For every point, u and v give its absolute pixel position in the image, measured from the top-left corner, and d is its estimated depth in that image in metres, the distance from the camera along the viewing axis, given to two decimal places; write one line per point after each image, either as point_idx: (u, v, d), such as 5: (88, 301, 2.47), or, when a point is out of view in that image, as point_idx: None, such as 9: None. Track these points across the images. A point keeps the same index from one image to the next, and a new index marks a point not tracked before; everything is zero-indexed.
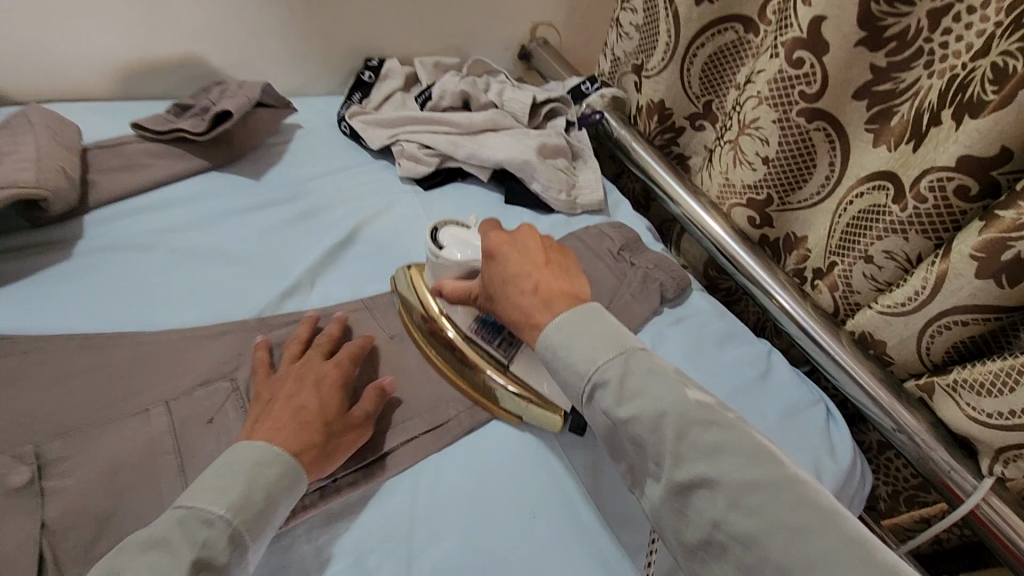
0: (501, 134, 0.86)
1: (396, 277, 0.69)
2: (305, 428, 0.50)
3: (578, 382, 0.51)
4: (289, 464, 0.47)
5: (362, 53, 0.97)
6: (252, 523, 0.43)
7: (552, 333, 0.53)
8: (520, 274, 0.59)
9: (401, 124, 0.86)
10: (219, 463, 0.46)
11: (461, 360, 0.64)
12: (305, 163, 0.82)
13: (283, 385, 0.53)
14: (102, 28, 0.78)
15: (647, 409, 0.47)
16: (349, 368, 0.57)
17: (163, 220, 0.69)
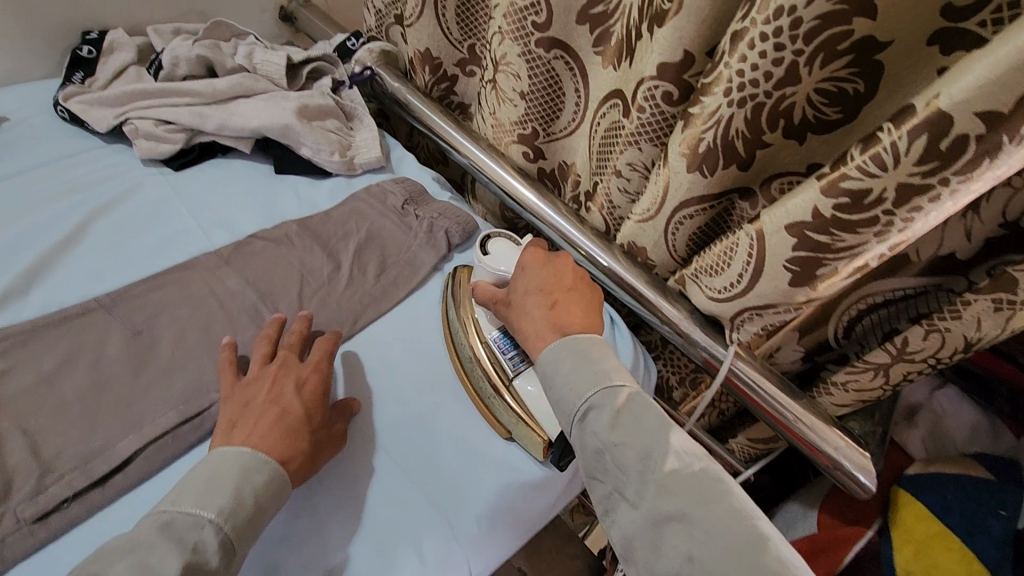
0: (253, 100, 0.79)
1: (449, 276, 0.74)
2: (292, 436, 0.52)
3: (575, 401, 0.54)
4: (272, 470, 0.49)
5: (77, 26, 0.84)
6: (243, 528, 0.46)
7: (549, 352, 0.58)
8: (544, 288, 0.63)
9: (132, 100, 0.76)
10: (202, 470, 0.48)
11: (473, 363, 0.65)
12: (13, 159, 0.70)
13: (261, 387, 0.55)
14: None
15: (637, 443, 0.51)
16: (322, 369, 0.59)
17: None
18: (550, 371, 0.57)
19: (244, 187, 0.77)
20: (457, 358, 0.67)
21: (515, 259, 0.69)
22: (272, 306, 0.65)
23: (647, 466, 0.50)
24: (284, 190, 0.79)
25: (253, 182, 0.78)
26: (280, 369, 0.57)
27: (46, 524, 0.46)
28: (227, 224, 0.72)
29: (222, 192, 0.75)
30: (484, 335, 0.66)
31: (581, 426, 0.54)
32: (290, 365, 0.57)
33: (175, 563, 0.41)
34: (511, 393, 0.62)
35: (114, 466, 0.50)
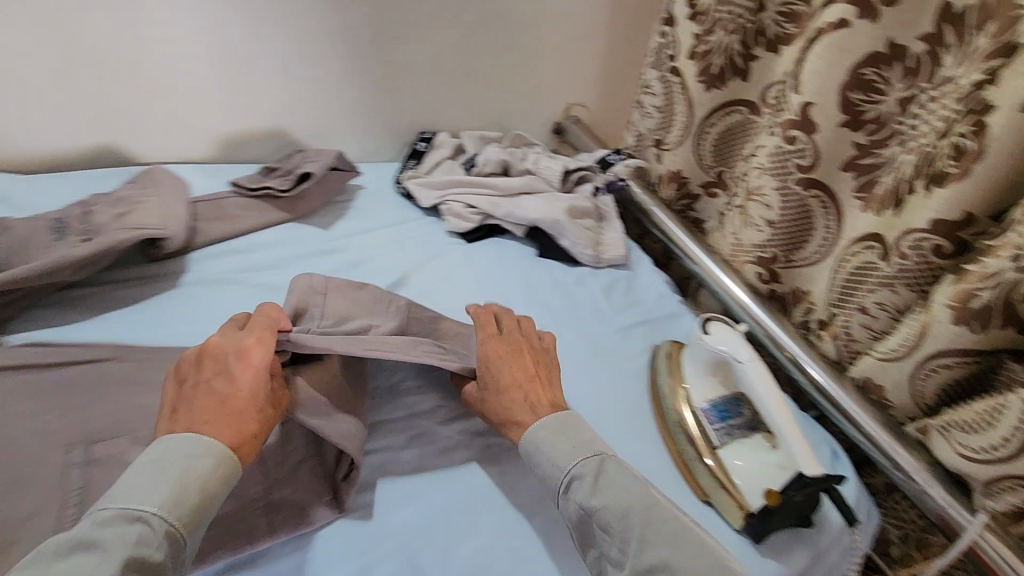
0: (535, 196, 0.98)
1: (660, 346, 0.85)
2: (237, 416, 0.54)
3: (557, 476, 0.58)
4: (221, 454, 0.52)
5: (418, 126, 1.13)
6: (187, 517, 0.48)
7: (535, 436, 0.61)
8: (514, 382, 0.65)
9: (450, 186, 1.01)
10: (148, 463, 0.50)
11: (680, 423, 0.73)
12: (367, 217, 0.96)
13: (243, 364, 0.56)
14: (212, 106, 0.96)
15: (616, 502, 0.55)
16: (268, 335, 0.59)
17: (250, 262, 0.82)
18: (538, 462, 0.60)
19: (516, 263, 0.95)
20: (663, 418, 0.75)
21: (738, 343, 0.71)
22: None
23: (589, 523, 0.56)
24: (544, 271, 0.95)
25: (520, 261, 0.96)
26: (197, 355, 0.57)
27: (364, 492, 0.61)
28: (501, 291, 0.89)
29: (501, 266, 0.93)
30: (694, 403, 0.74)
31: (562, 496, 0.57)
32: (233, 352, 0.56)
33: (114, 563, 0.43)
34: (714, 458, 0.69)
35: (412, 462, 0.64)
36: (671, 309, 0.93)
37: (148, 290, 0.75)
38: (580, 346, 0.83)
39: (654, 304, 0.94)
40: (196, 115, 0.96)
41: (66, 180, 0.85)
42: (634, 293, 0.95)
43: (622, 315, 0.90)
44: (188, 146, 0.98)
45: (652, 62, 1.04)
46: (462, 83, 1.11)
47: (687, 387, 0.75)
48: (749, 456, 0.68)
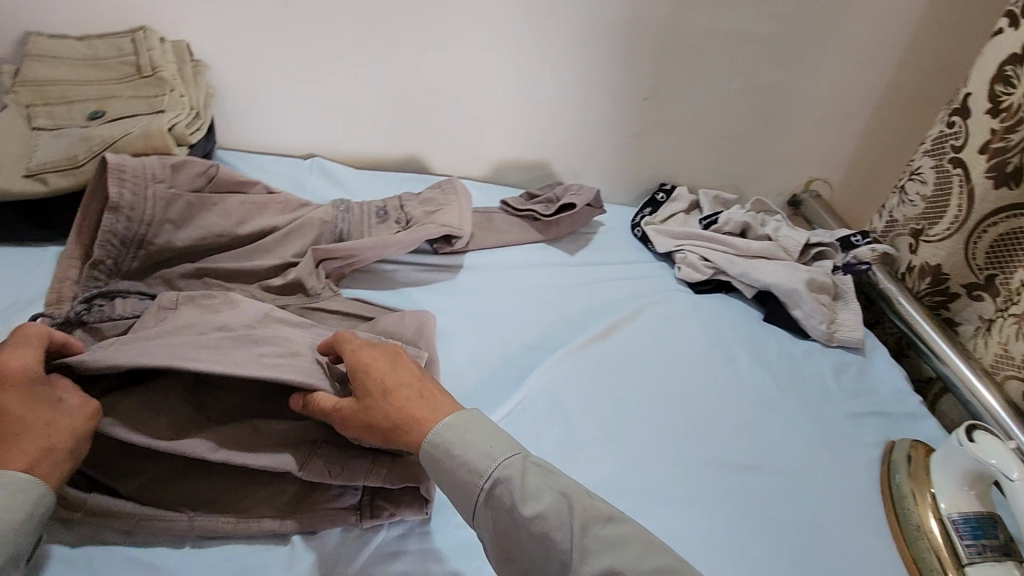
0: (773, 263, 0.98)
1: (895, 444, 0.79)
2: (17, 442, 0.48)
3: (476, 481, 0.51)
4: (19, 484, 0.46)
5: (659, 177, 1.19)
6: None
7: (437, 442, 0.53)
8: (401, 382, 0.58)
9: (686, 238, 1.04)
10: None
11: (921, 529, 0.69)
12: (606, 251, 1.04)
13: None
14: (494, 135, 1.09)
15: (553, 502, 0.50)
16: (27, 357, 0.53)
17: (508, 272, 0.93)
18: (428, 459, 0.54)
19: (742, 324, 0.96)
20: (897, 520, 0.71)
21: (1013, 462, 0.65)
22: (748, 425, 0.79)
23: (515, 528, 0.50)
24: (770, 337, 0.95)
25: (746, 322, 0.97)
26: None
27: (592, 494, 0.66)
28: (727, 346, 0.90)
29: (727, 325, 0.94)
30: (942, 514, 0.69)
31: (480, 511, 0.51)
32: None
33: None
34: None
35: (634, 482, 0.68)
36: (910, 407, 0.87)
37: (429, 279, 0.89)
38: (807, 420, 0.82)
39: (892, 398, 0.88)
40: (480, 141, 1.10)
41: (382, 180, 1.05)
42: (868, 381, 0.90)
43: (854, 401, 0.86)
44: (468, 166, 1.13)
45: (928, 150, 1.00)
46: (713, 145, 1.15)
47: (934, 493, 0.71)
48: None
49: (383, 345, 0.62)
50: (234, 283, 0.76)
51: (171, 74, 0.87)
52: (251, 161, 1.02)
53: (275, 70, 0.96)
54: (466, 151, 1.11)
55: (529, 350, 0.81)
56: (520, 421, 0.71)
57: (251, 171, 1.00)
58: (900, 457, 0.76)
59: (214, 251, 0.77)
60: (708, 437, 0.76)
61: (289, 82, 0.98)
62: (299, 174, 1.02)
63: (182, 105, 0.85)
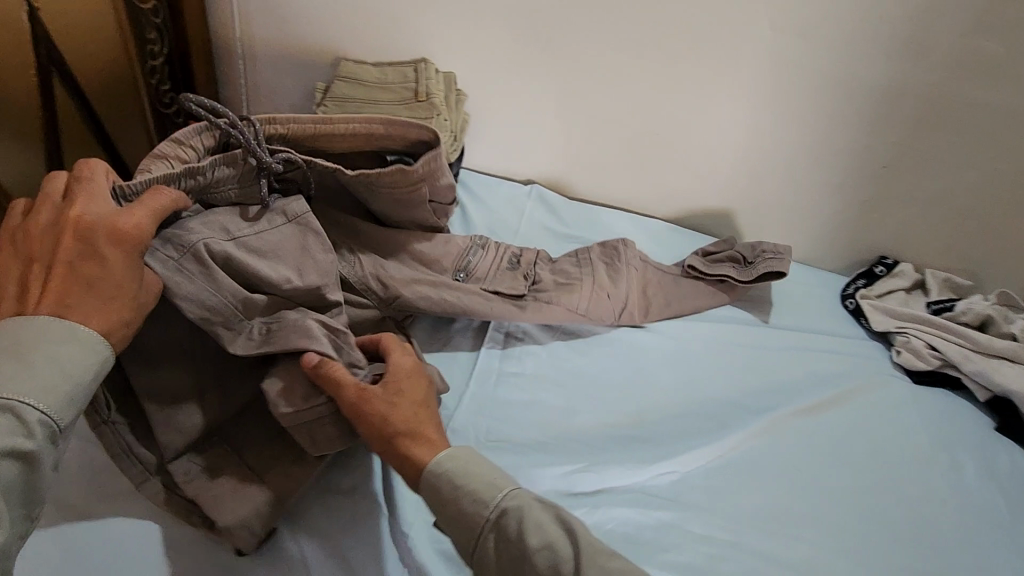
0: (1020, 368, 0.87)
1: None
2: (109, 305, 0.55)
3: (486, 509, 0.56)
4: (92, 340, 0.54)
5: (880, 250, 1.10)
6: (65, 408, 0.52)
7: (439, 471, 0.58)
8: (416, 400, 0.64)
9: (911, 321, 0.96)
10: (49, 350, 0.51)
11: None
12: (812, 319, 0.99)
13: (98, 256, 0.55)
14: (709, 184, 1.10)
15: (552, 536, 0.54)
16: (147, 229, 0.58)
17: (709, 321, 0.92)
18: (427, 488, 0.59)
19: (971, 430, 0.85)
20: None
21: None
22: (969, 547, 0.70)
23: (518, 561, 0.53)
24: (1005, 453, 0.83)
25: (976, 428, 0.86)
26: (73, 233, 0.55)
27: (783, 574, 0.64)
28: (952, 452, 0.81)
29: (953, 426, 0.85)
30: None
31: (480, 541, 0.55)
32: (105, 232, 0.55)
33: None
34: None
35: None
36: None
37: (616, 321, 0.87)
38: None
39: None
40: (692, 188, 1.11)
41: (594, 212, 1.11)
42: None
43: None
44: (674, 210, 1.15)
45: None
46: (953, 224, 1.04)
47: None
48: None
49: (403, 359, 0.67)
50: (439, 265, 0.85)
51: (440, 101, 1.00)
52: (479, 179, 1.14)
53: (518, 104, 1.07)
54: (676, 196, 1.13)
55: (727, 406, 0.80)
56: (715, 476, 0.71)
57: (480, 187, 1.11)
58: None
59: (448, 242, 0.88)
60: (920, 548, 0.69)
61: (529, 115, 1.08)
62: (519, 197, 1.11)
63: (445, 132, 0.98)
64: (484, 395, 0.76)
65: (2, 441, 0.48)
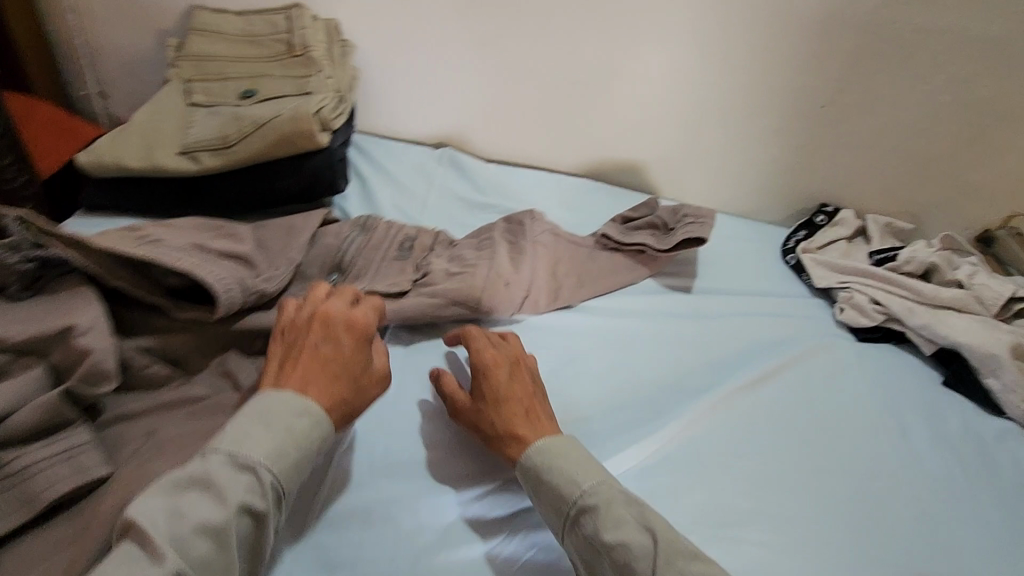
0: (965, 317, 0.82)
1: None
2: (334, 382, 0.56)
3: (565, 504, 0.52)
4: (315, 415, 0.53)
5: (820, 198, 1.04)
6: (289, 474, 0.50)
7: (529, 465, 0.56)
8: (353, 376, 0.57)
9: (853, 274, 0.90)
10: (272, 414, 0.51)
11: None
12: (751, 280, 0.93)
13: (311, 329, 0.58)
14: (638, 136, 0.99)
15: (633, 536, 0.49)
16: (367, 319, 0.61)
17: (642, 294, 0.85)
18: (524, 479, 0.56)
19: (917, 387, 0.81)
20: None
21: None
22: (924, 519, 0.65)
23: (597, 557, 0.50)
24: (952, 407, 0.79)
25: (922, 385, 0.81)
26: (320, 322, 0.59)
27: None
28: (900, 415, 0.76)
29: (899, 386, 0.80)
30: None
31: (569, 529, 0.52)
32: (340, 322, 0.60)
33: (234, 503, 0.46)
34: None
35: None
36: None
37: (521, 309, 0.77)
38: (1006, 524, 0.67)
39: None
40: (623, 143, 1.00)
41: (513, 177, 0.99)
42: None
43: None
44: (604, 169, 1.04)
45: None
46: (896, 165, 0.98)
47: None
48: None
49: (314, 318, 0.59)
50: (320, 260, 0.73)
51: (320, 55, 0.84)
52: (381, 145, 1.00)
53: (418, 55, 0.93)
54: (605, 152, 1.02)
55: (665, 390, 0.72)
56: (653, 474, 0.64)
57: (383, 156, 0.97)
58: None
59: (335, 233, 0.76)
60: (876, 528, 0.64)
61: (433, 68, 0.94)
62: (429, 164, 0.98)
63: (326, 90, 0.82)
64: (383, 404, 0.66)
65: (242, 498, 0.46)
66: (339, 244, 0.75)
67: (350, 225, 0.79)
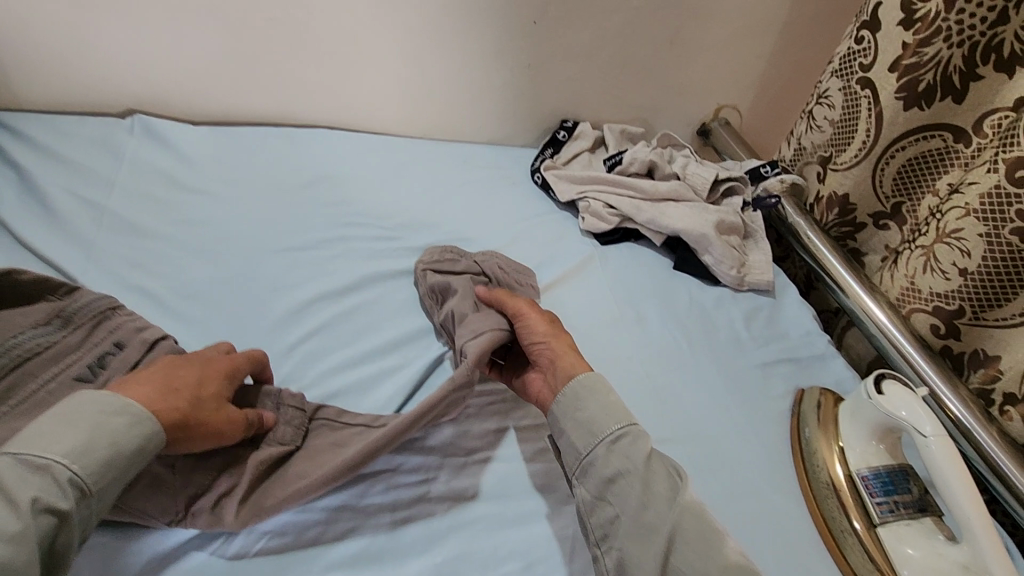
0: (681, 206, 0.91)
1: (805, 393, 0.76)
2: (172, 395, 0.48)
3: (609, 427, 0.55)
4: (138, 415, 0.45)
5: (559, 115, 1.07)
6: (91, 474, 0.42)
7: (580, 383, 0.58)
8: (197, 393, 0.50)
9: (590, 183, 0.95)
10: (86, 407, 0.44)
11: (831, 485, 0.65)
12: (502, 205, 0.93)
13: (171, 359, 0.52)
14: (363, 73, 0.92)
15: (667, 483, 0.52)
16: (241, 362, 0.56)
17: (387, 243, 0.81)
18: (564, 395, 0.58)
19: (651, 276, 0.89)
20: (807, 479, 0.67)
21: (923, 410, 0.60)
22: (657, 394, 0.73)
23: (620, 495, 0.52)
24: (680, 287, 0.88)
25: (655, 272, 0.89)
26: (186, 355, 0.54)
27: (483, 502, 0.57)
28: (636, 306, 0.83)
29: (636, 278, 0.87)
30: (851, 467, 0.65)
31: (595, 460, 0.54)
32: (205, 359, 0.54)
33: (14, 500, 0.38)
34: (868, 531, 0.61)
35: (529, 488, 0.59)
36: (818, 349, 0.83)
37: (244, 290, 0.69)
38: (722, 376, 0.77)
39: (801, 341, 0.84)
40: (350, 82, 0.93)
41: (228, 137, 0.88)
42: (778, 325, 0.86)
43: (763, 349, 0.82)
44: (340, 113, 0.97)
45: (836, 70, 0.92)
46: (615, 73, 1.03)
47: (842, 446, 0.67)
48: (923, 543, 0.58)
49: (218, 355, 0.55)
50: None
51: None
52: (46, 121, 0.81)
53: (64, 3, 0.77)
54: (332, 95, 0.94)
55: (412, 335, 0.70)
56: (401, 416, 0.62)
57: (49, 134, 0.80)
58: (810, 408, 0.73)
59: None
60: None
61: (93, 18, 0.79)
62: (115, 134, 0.82)
63: None
64: None
65: (27, 497, 0.38)
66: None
67: (42, 316, 0.56)
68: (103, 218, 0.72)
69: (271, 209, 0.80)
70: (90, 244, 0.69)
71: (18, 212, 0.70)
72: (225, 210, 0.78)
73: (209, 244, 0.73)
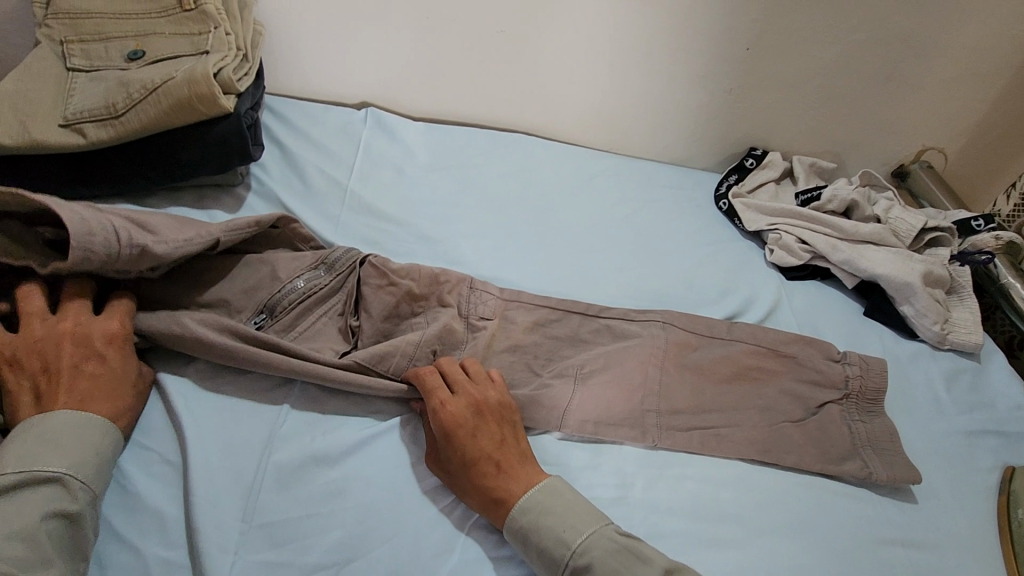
0: (882, 250, 0.87)
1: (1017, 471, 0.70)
2: (112, 389, 0.56)
3: (564, 557, 0.51)
4: (100, 420, 0.54)
5: (749, 142, 1.05)
6: (93, 474, 0.51)
7: (519, 512, 0.54)
8: (108, 366, 0.56)
9: (782, 215, 0.93)
10: (46, 435, 0.51)
11: None
12: (686, 226, 0.94)
13: (477, 421, 0.58)
14: (568, 88, 0.97)
15: None
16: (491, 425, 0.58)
17: (582, 252, 0.85)
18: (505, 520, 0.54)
19: (841, 319, 0.85)
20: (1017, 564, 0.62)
21: None
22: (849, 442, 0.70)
23: None
24: (870, 335, 0.84)
25: (846, 317, 0.86)
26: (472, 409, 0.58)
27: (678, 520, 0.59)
28: None
29: (825, 319, 0.84)
30: None
31: None
32: (469, 412, 0.58)
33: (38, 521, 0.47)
34: None
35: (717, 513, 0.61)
36: None
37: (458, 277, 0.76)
38: (921, 436, 0.72)
39: (1012, 415, 0.77)
40: (554, 95, 0.98)
41: (443, 134, 0.96)
42: (983, 393, 0.80)
43: (967, 417, 0.76)
44: (538, 122, 1.02)
45: None
46: (817, 105, 1.00)
47: None
48: None
49: (498, 411, 0.60)
50: (287, 302, 0.66)
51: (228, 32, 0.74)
52: (298, 107, 0.93)
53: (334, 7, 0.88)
54: (536, 104, 1.00)
55: (607, 342, 0.73)
56: (598, 417, 0.65)
57: (302, 117, 0.92)
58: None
59: (307, 290, 0.67)
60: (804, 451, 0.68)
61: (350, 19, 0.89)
62: (352, 123, 0.93)
63: (227, 49, 0.72)
64: (309, 423, 0.60)
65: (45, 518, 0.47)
66: (283, 284, 0.67)
67: (313, 262, 0.69)
68: (346, 197, 0.82)
69: (479, 206, 0.87)
70: (336, 218, 0.79)
71: (283, 184, 0.81)
72: (443, 201, 0.86)
73: (428, 230, 0.81)
